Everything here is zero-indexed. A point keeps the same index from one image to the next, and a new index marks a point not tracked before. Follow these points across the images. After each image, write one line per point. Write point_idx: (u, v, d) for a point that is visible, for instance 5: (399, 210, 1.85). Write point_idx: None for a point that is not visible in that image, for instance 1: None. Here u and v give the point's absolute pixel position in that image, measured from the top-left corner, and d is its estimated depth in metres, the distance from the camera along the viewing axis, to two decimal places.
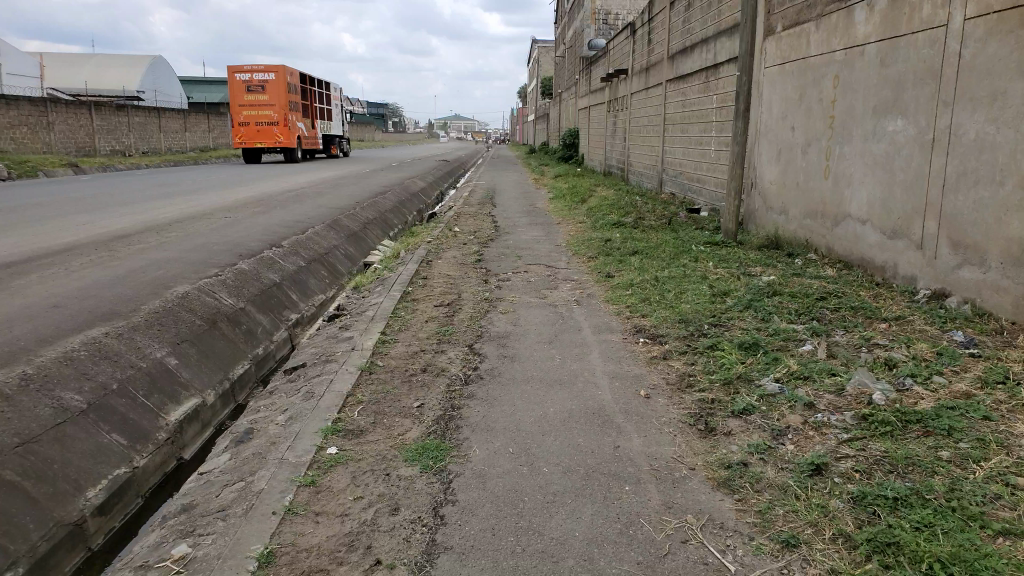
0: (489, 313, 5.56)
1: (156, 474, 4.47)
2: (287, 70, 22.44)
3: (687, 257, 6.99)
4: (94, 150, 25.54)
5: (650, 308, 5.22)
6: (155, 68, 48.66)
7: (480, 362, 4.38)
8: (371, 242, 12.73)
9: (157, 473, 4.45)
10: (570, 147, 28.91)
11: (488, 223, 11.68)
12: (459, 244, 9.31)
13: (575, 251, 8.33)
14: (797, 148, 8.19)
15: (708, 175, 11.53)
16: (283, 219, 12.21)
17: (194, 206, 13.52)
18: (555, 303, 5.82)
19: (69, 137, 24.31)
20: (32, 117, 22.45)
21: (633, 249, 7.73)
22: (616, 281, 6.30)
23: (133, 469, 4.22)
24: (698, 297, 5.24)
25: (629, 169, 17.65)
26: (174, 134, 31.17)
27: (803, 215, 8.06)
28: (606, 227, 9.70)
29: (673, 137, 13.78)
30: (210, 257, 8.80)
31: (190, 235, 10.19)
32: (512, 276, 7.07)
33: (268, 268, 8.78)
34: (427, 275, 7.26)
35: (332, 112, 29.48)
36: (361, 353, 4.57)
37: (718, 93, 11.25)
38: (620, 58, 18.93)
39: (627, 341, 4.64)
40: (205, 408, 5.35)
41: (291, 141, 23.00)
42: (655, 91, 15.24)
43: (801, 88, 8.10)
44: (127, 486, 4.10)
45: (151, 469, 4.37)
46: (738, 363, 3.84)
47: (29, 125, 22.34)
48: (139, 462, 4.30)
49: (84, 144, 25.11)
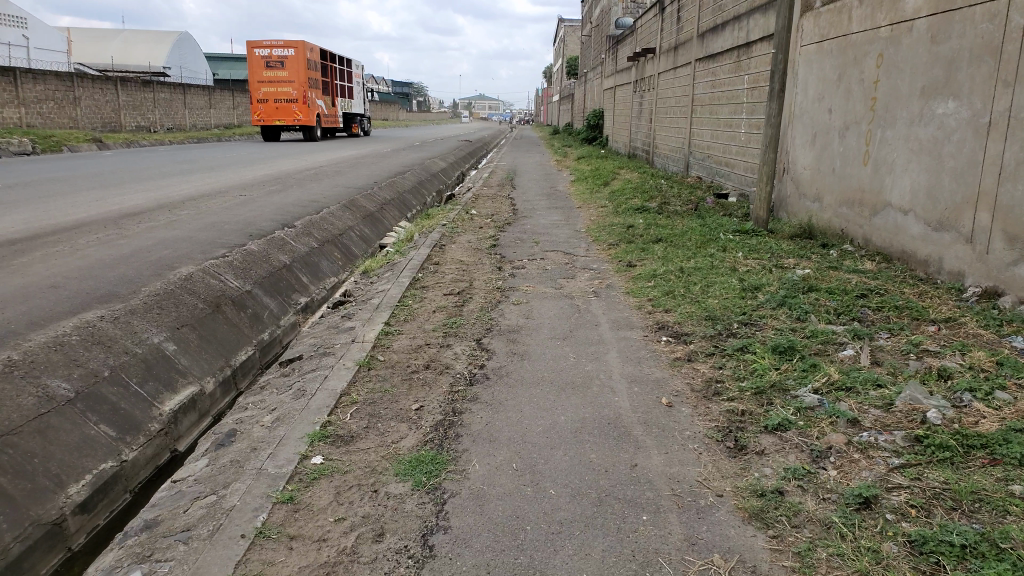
0: (501, 303, 5.22)
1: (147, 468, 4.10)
2: (308, 47, 22.15)
3: (715, 246, 6.57)
4: (120, 126, 25.52)
5: (675, 302, 4.84)
6: (183, 44, 48.66)
7: (488, 359, 4.05)
8: (388, 223, 12.42)
9: (148, 468, 4.08)
10: (595, 128, 28.33)
11: (507, 205, 11.31)
12: (475, 227, 8.96)
13: (596, 237, 7.92)
14: (834, 132, 7.70)
15: (738, 159, 11.02)
16: (299, 198, 11.94)
17: (211, 183, 13.27)
18: (572, 293, 5.46)
19: (94, 112, 24.22)
20: (59, 92, 22.35)
21: (658, 237, 7.31)
22: (637, 271, 5.92)
23: (122, 462, 3.83)
24: (727, 292, 4.84)
25: (654, 153, 17.14)
26: (198, 111, 31.04)
27: (839, 204, 7.58)
28: (629, 213, 9.29)
29: (701, 120, 13.26)
30: (220, 236, 8.55)
31: (202, 214, 9.94)
32: (529, 263, 6.70)
33: (279, 250, 8.50)
34: (439, 260, 6.93)
35: (354, 91, 29.17)
36: (360, 347, 4.27)
37: (750, 73, 10.73)
38: (647, 37, 18.34)
39: (648, 339, 4.27)
40: (203, 397, 5.04)
41: (311, 118, 22.72)
42: (683, 71, 14.69)
43: (840, 68, 7.60)
44: (115, 481, 3.71)
45: (142, 462, 3.99)
46: (772, 370, 3.46)
47: (55, 100, 22.24)
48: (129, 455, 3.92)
49: (110, 121, 25.04)
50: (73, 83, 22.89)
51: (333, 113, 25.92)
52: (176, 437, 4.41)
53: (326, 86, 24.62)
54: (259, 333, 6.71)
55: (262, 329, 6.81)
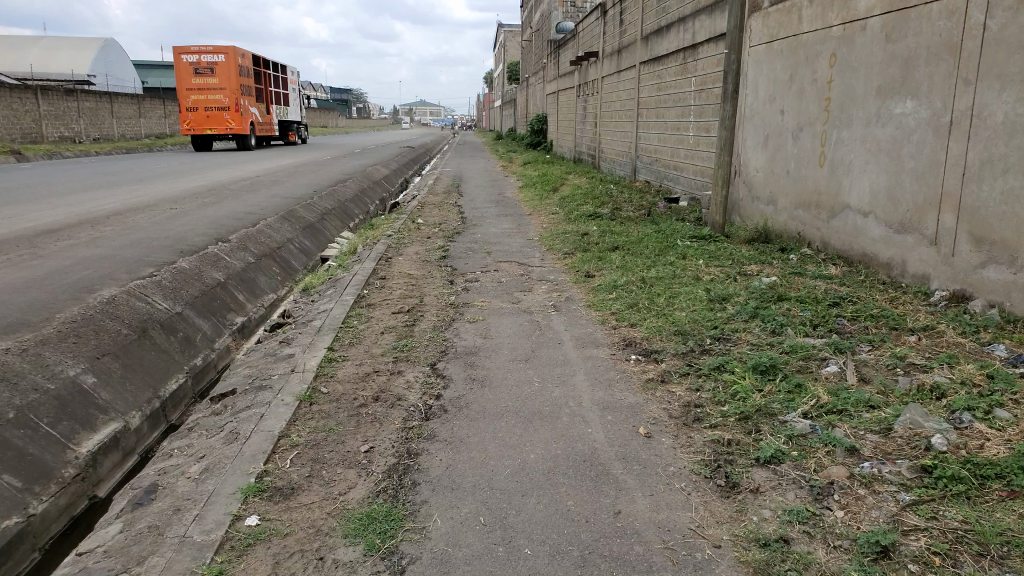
0: (455, 321, 4.85)
1: (63, 519, 3.70)
2: (239, 52, 21.24)
3: (675, 253, 6.35)
4: (40, 136, 24.18)
5: (641, 316, 4.56)
6: (106, 50, 46.63)
7: (445, 387, 3.68)
8: (331, 235, 11.90)
9: (63, 519, 3.65)
10: (538, 133, 28.18)
11: (454, 214, 10.96)
12: (422, 238, 8.56)
13: (550, 246, 7.61)
14: (787, 134, 7.60)
15: (687, 163, 10.92)
16: (234, 210, 11.33)
17: (138, 196, 12.49)
18: (529, 308, 5.13)
19: (12, 122, 22.86)
20: None
21: (615, 244, 7.07)
22: (596, 282, 5.65)
23: (30, 517, 3.42)
24: (694, 304, 4.60)
25: (600, 157, 17.01)
26: (125, 120, 29.65)
27: (795, 206, 7.48)
28: (582, 219, 9.04)
29: (648, 123, 13.14)
30: (148, 253, 7.93)
31: (128, 230, 9.26)
32: (482, 275, 6.36)
33: (211, 266, 7.94)
34: (385, 274, 6.53)
35: (290, 97, 28.35)
36: (301, 378, 3.85)
37: (696, 76, 10.65)
38: (590, 41, 18.22)
39: (616, 358, 3.97)
40: (127, 435, 4.52)
41: (243, 126, 21.86)
42: (627, 75, 14.61)
43: (791, 68, 7.50)
44: (21, 541, 3.31)
45: (55, 514, 3.58)
46: (755, 392, 3.20)
47: None
48: (37, 508, 3.50)
49: (30, 131, 23.67)
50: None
51: (269, 121, 25.08)
52: (96, 482, 3.94)
53: (260, 92, 23.77)
54: (192, 359, 6.18)
55: (194, 353, 6.28)
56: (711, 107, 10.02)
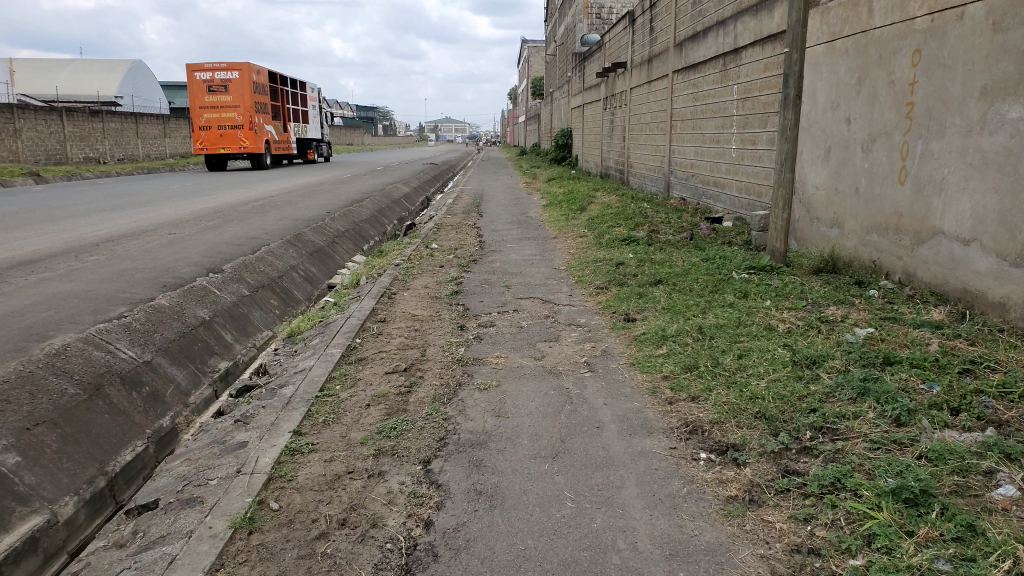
0: (462, 388, 3.78)
1: None
2: (254, 68, 20.65)
3: (733, 291, 5.23)
4: (66, 158, 23.73)
5: (703, 385, 3.48)
6: (137, 72, 46.74)
7: (439, 506, 2.62)
8: (340, 260, 10.94)
9: None
10: (563, 148, 27.20)
11: (472, 236, 9.96)
12: (433, 268, 7.54)
13: (579, 278, 6.54)
14: (855, 145, 6.47)
15: (731, 177, 9.80)
16: (236, 234, 10.42)
17: (137, 220, 11.62)
18: (557, 367, 4.03)
19: (38, 145, 22.33)
20: None
21: (657, 276, 5.98)
22: (640, 330, 4.58)
23: None
24: (775, 370, 3.51)
25: (631, 171, 15.92)
26: (152, 140, 29.25)
27: (867, 230, 6.33)
28: (614, 244, 7.95)
29: (683, 135, 12.03)
30: (128, 288, 7.01)
31: (114, 259, 8.36)
32: (499, 317, 5.29)
33: (196, 303, 6.99)
34: (386, 316, 5.52)
35: (308, 115, 27.72)
36: (245, 488, 2.77)
37: (739, 83, 9.56)
38: (617, 51, 17.20)
39: (678, 457, 2.88)
40: (53, 531, 3.44)
41: (258, 146, 21.16)
42: (659, 84, 13.56)
43: (861, 70, 6.38)
44: None
45: None
46: (905, 540, 2.12)
47: None
48: None
49: (55, 153, 23.15)
50: (14, 115, 21.08)
51: (285, 138, 24.41)
52: None
53: (275, 109, 23.04)
54: (157, 417, 5.05)
55: (159, 409, 5.12)
56: (759, 116, 8.91)
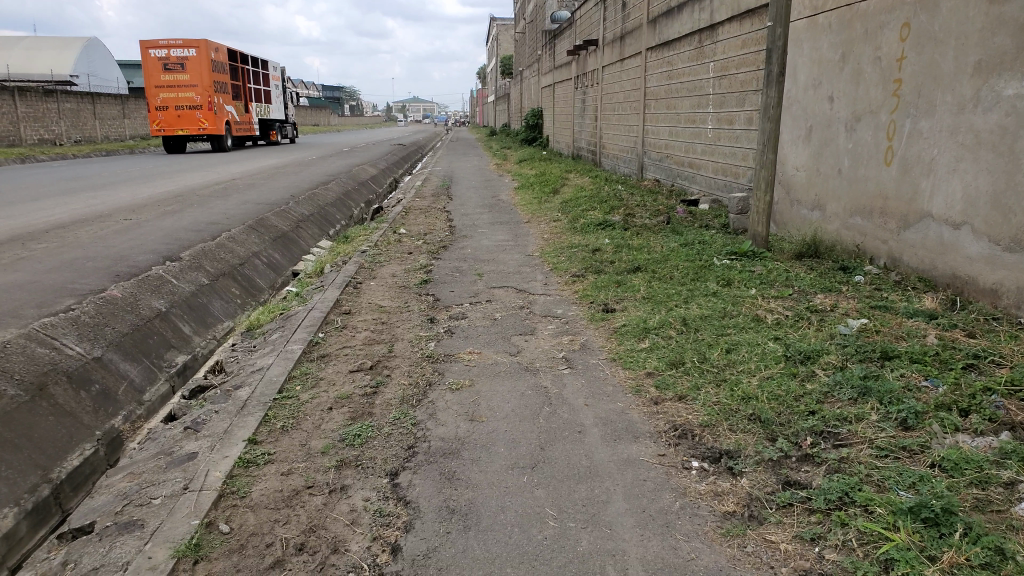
0: (431, 388, 3.51)
1: None
2: (211, 45, 19.83)
3: (715, 279, 5.01)
4: (20, 140, 22.74)
5: (690, 383, 3.26)
6: (94, 50, 45.13)
7: (406, 527, 2.36)
8: (305, 245, 10.54)
9: None
10: (534, 129, 26.83)
11: (441, 221, 9.65)
12: (400, 254, 7.22)
13: (553, 266, 6.28)
14: (838, 125, 6.28)
15: (707, 159, 9.60)
16: (195, 220, 9.96)
17: (91, 205, 11.07)
18: (533, 364, 3.78)
19: None
20: None
21: (637, 263, 5.74)
22: (620, 321, 4.35)
23: None
24: (768, 367, 3.30)
25: (603, 153, 15.67)
26: (111, 122, 28.23)
27: (850, 213, 6.16)
28: (591, 229, 7.69)
29: (657, 115, 11.79)
30: (78, 279, 6.58)
31: (63, 247, 7.88)
32: (470, 308, 5.02)
33: (151, 292, 6.57)
34: (351, 307, 5.22)
35: (272, 95, 26.95)
36: (191, 508, 2.46)
37: (715, 60, 9.34)
38: (588, 29, 16.87)
39: (667, 465, 2.66)
40: None
41: (218, 126, 20.46)
42: (631, 63, 13.30)
43: (844, 46, 6.17)
44: None
45: None
46: (927, 566, 1.91)
47: None
48: None
49: (8, 134, 22.17)
50: None
51: (247, 120, 23.69)
52: None
53: (237, 88, 22.31)
54: (107, 416, 4.59)
55: (109, 408, 4.66)
56: (736, 95, 8.70)
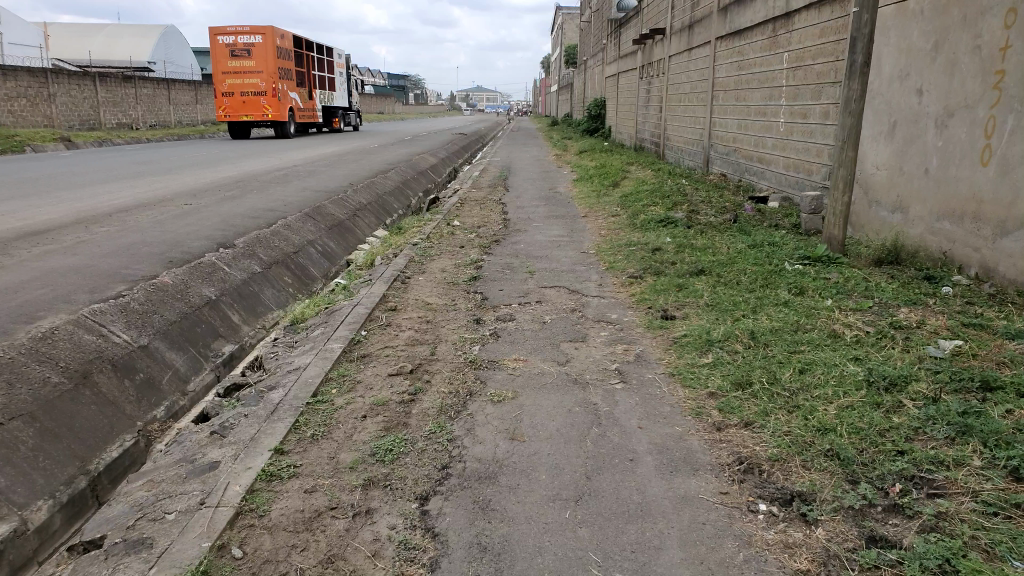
0: (471, 399, 3.27)
1: None
2: (278, 32, 20.02)
3: (787, 286, 4.62)
4: (98, 123, 23.52)
5: (759, 408, 2.94)
6: (170, 38, 46.57)
7: (434, 563, 2.12)
8: (361, 234, 10.46)
9: None
10: (596, 119, 26.32)
11: (496, 213, 9.42)
12: (452, 248, 7.01)
13: (611, 265, 5.96)
14: (927, 121, 5.75)
15: (778, 154, 9.08)
16: (253, 206, 9.99)
17: (156, 189, 11.26)
18: (583, 376, 3.49)
19: (70, 109, 22.12)
20: (30, 89, 20.45)
21: (700, 266, 5.37)
22: (680, 331, 4.03)
23: None
24: (847, 393, 2.94)
25: (667, 145, 15.16)
26: (184, 107, 29.00)
27: (936, 217, 5.65)
28: (652, 226, 7.32)
29: (726, 107, 11.26)
30: (132, 264, 6.59)
31: (123, 232, 7.96)
32: (521, 309, 4.76)
33: (201, 281, 6.53)
34: (397, 303, 5.03)
35: (336, 82, 27.22)
36: (204, 528, 2.29)
37: (790, 50, 8.81)
38: (655, 17, 16.34)
39: (732, 506, 2.35)
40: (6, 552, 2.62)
41: (281, 113, 20.71)
42: (699, 52, 12.78)
43: (938, 35, 5.63)
44: None
45: None
46: None
47: (26, 96, 20.33)
48: None
49: (88, 117, 22.96)
50: (45, 79, 20.86)
51: (311, 106, 23.95)
52: None
53: (301, 76, 22.57)
54: (152, 407, 4.03)
55: (156, 399, 4.10)
56: (811, 87, 8.17)
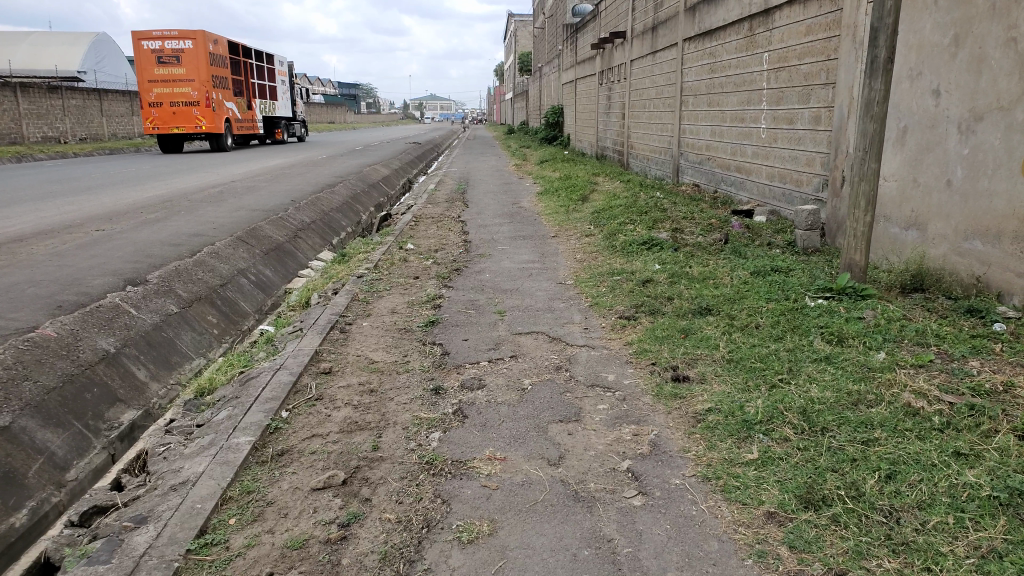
0: (431, 539, 2.28)
1: None
2: (210, 37, 18.80)
3: (820, 334, 3.75)
4: (20, 138, 21.74)
5: (852, 546, 2.04)
6: (102, 47, 44.37)
7: None
8: (304, 258, 9.36)
9: None
10: (554, 128, 25.57)
11: (455, 234, 8.44)
12: (405, 281, 5.99)
13: (595, 300, 5.04)
14: (947, 125, 4.88)
15: (761, 162, 8.30)
16: (178, 230, 8.76)
17: (66, 212, 9.91)
18: (586, 490, 2.53)
19: None
20: None
21: (704, 302, 4.49)
22: (702, 404, 3.12)
23: None
24: (980, 526, 2.04)
25: (631, 153, 14.40)
26: (119, 119, 27.24)
27: (964, 236, 4.79)
28: (634, 250, 6.42)
29: (697, 113, 10.48)
30: (10, 308, 5.33)
31: (8, 267, 6.70)
32: (491, 369, 3.79)
33: (98, 330, 4.68)
34: (334, 364, 4.00)
35: (279, 93, 25.89)
36: None
37: (770, 51, 8.06)
38: (613, 21, 15.63)
39: None
40: None
41: (216, 124, 19.35)
42: (664, 56, 12.05)
43: (958, 27, 4.76)
44: None
45: None
46: None
47: None
48: None
49: (7, 131, 21.15)
50: None
51: (251, 118, 22.61)
52: None
53: (239, 85, 21.27)
54: (8, 512, 2.91)
55: (13, 500, 2.98)
56: (797, 90, 7.41)
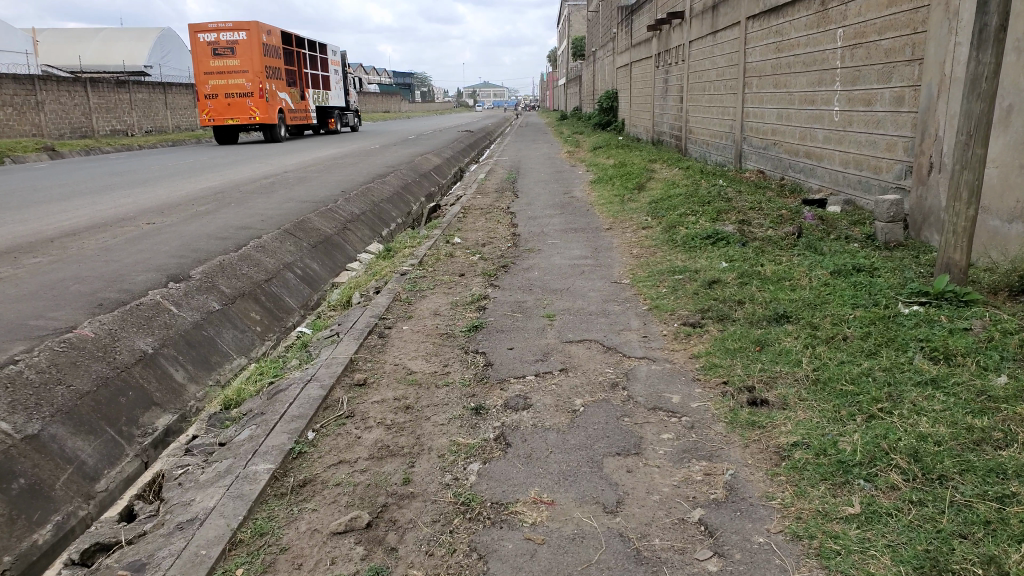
0: None
1: None
2: (263, 28, 18.83)
3: (924, 349, 3.22)
4: (92, 132, 22.33)
5: None
6: (167, 41, 45.43)
7: None
8: (352, 250, 9.13)
9: None
10: (609, 113, 24.87)
11: (504, 225, 8.06)
12: (449, 278, 5.64)
13: (655, 302, 4.58)
14: None
15: (835, 148, 7.62)
16: (226, 223, 8.62)
17: (120, 205, 9.90)
18: (648, 549, 2.11)
19: (61, 118, 20.91)
20: (18, 97, 19.26)
21: (780, 308, 3.98)
22: (787, 436, 2.66)
23: None
24: None
25: (690, 138, 13.73)
26: (182, 111, 27.73)
27: None
28: (697, 245, 5.91)
29: (762, 95, 9.80)
30: (48, 306, 5.18)
31: (56, 264, 6.61)
32: (538, 385, 3.39)
33: (136, 330, 4.28)
34: (368, 374, 3.66)
35: (333, 82, 25.91)
36: None
37: (845, 26, 7.37)
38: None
39: None
40: None
41: (269, 115, 19.41)
42: (725, 34, 11.34)
43: None
44: None
45: None
46: None
47: (15, 105, 19.19)
48: None
49: (80, 125, 21.71)
50: (35, 85, 19.65)
51: (304, 107, 22.67)
52: None
53: (292, 74, 21.31)
54: (31, 528, 2.65)
55: (37, 514, 2.71)
56: (876, 67, 6.72)
